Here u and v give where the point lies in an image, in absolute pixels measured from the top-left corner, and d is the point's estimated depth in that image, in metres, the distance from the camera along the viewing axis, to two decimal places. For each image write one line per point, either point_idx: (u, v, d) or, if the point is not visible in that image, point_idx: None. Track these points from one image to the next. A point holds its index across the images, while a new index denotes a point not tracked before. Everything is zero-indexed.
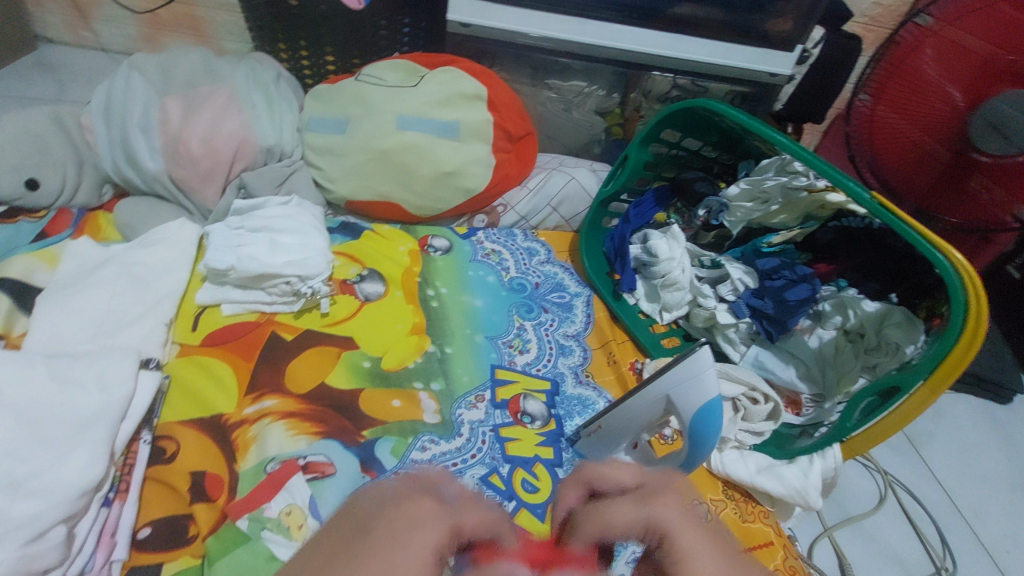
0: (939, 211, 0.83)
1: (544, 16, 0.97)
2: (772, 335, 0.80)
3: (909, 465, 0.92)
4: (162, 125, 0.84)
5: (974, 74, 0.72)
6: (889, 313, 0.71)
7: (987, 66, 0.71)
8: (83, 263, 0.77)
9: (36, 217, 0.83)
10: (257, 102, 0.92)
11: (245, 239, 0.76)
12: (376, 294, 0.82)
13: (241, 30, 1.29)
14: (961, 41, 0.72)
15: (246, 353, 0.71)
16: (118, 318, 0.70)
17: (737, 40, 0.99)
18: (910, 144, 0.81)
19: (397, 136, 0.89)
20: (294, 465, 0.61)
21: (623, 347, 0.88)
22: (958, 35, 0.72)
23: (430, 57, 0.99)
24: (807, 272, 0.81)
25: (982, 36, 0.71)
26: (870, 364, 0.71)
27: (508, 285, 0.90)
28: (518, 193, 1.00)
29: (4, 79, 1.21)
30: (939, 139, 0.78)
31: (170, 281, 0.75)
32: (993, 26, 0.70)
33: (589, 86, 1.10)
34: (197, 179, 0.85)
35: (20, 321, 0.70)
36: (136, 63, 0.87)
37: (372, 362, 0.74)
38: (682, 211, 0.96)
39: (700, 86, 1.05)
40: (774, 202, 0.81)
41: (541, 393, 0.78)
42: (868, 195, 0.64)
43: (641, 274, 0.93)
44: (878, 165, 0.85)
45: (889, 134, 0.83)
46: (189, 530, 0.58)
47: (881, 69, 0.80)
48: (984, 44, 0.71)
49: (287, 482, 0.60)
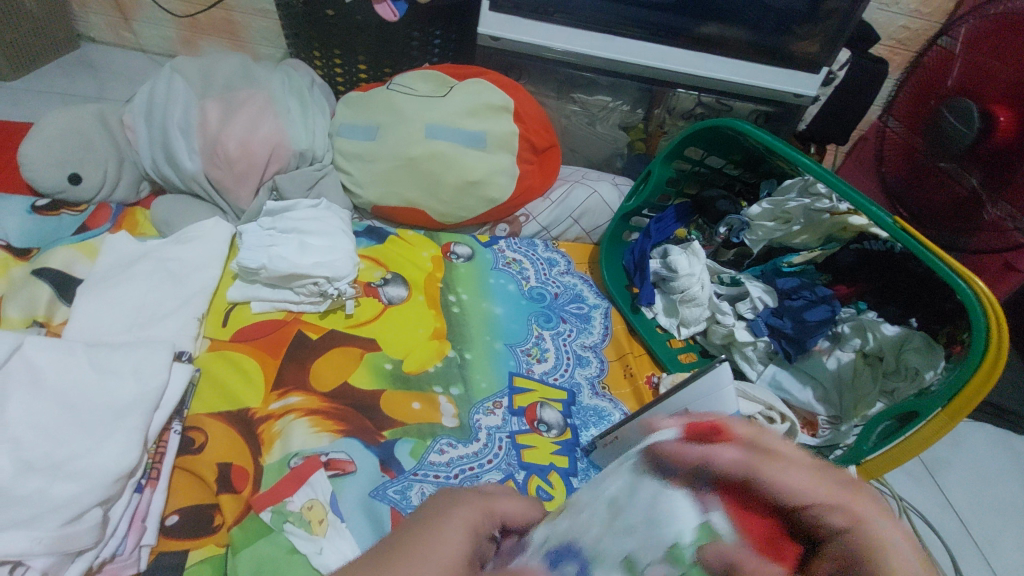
0: (965, 238, 0.82)
1: (572, 32, 0.99)
2: (790, 354, 0.80)
3: (924, 492, 0.91)
4: (201, 127, 0.87)
5: (986, 93, 0.76)
6: (908, 337, 0.72)
7: (999, 85, 0.75)
8: (119, 255, 0.80)
9: (78, 211, 0.88)
10: (292, 107, 0.95)
11: (276, 240, 0.79)
12: (399, 299, 0.84)
13: (275, 36, 1.32)
14: (974, 62, 0.78)
15: (273, 350, 0.73)
16: (155, 311, 0.73)
17: (764, 60, 0.99)
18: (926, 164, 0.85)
19: (425, 145, 0.91)
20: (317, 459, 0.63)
21: (640, 360, 0.89)
22: (973, 57, 0.78)
23: (459, 68, 1.01)
24: (827, 293, 0.81)
25: (993, 56, 0.76)
26: (889, 388, 0.72)
27: (528, 294, 0.91)
28: (541, 204, 1.02)
29: (49, 76, 1.26)
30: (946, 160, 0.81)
31: (204, 277, 0.78)
32: (1006, 47, 0.74)
33: (614, 101, 1.12)
34: (232, 180, 0.87)
35: (60, 310, 0.74)
36: (177, 66, 0.91)
37: (394, 365, 0.76)
38: (703, 228, 0.96)
39: (725, 104, 1.07)
40: (797, 222, 0.83)
41: (558, 402, 0.79)
42: (890, 219, 0.64)
43: (660, 289, 0.94)
44: (908, 188, 0.89)
45: (913, 156, 0.87)
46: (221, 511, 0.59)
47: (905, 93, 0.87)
48: (993, 64, 0.76)
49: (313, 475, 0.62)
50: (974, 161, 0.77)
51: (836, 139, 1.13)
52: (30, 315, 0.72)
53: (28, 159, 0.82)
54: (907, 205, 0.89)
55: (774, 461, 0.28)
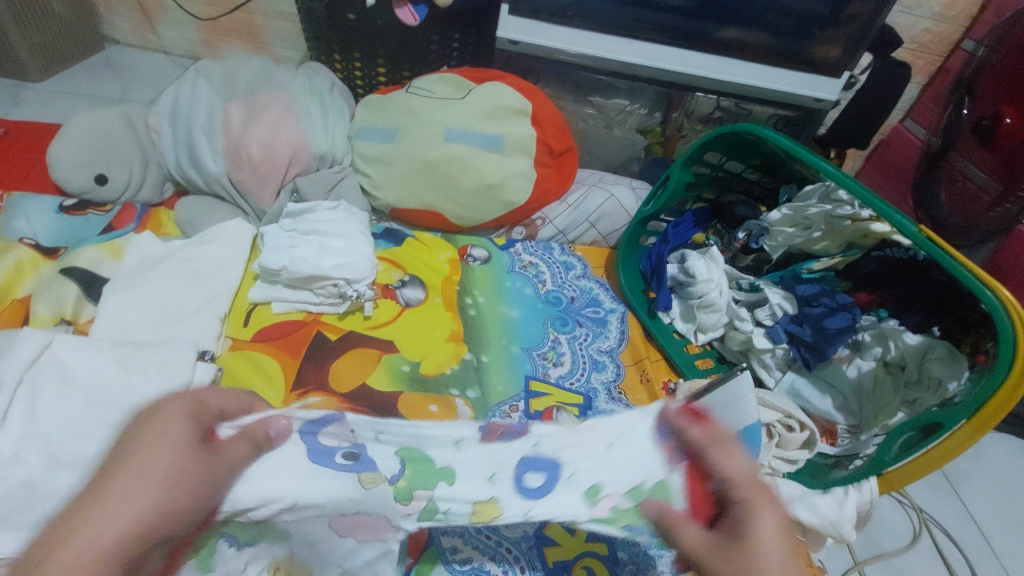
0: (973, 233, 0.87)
1: (590, 36, 0.99)
2: (809, 362, 0.79)
3: (943, 503, 0.90)
4: (224, 130, 0.88)
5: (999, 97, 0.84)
6: (931, 346, 0.70)
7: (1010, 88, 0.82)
8: (144, 256, 0.81)
9: (104, 211, 0.89)
10: (312, 110, 0.96)
11: (297, 241, 0.80)
12: (417, 300, 0.85)
13: (295, 38, 1.34)
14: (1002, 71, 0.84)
15: (293, 350, 0.75)
16: (177, 311, 0.74)
17: (783, 64, 0.99)
18: (958, 168, 0.90)
19: (444, 148, 0.91)
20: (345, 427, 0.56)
21: (657, 366, 0.89)
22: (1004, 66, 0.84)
23: (477, 72, 1.02)
24: (847, 300, 0.80)
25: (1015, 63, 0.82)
26: (910, 398, 0.71)
27: (544, 298, 0.91)
28: (557, 207, 1.02)
29: (75, 78, 1.29)
30: (973, 163, 0.87)
31: (226, 278, 0.79)
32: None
33: (632, 104, 1.12)
34: (254, 182, 0.88)
35: (87, 308, 0.75)
36: (201, 70, 0.92)
37: (411, 366, 0.77)
38: (721, 233, 0.96)
39: (744, 108, 1.07)
40: (817, 228, 0.82)
41: (575, 406, 0.79)
42: (915, 228, 0.63)
43: (677, 294, 0.94)
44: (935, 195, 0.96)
45: (941, 164, 0.95)
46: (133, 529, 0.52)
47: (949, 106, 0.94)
48: (1010, 72, 0.82)
49: (333, 461, 0.54)
50: (987, 161, 0.84)
51: (857, 143, 1.12)
52: (57, 312, 0.74)
53: (57, 160, 0.85)
54: (945, 214, 0.93)
55: (720, 446, 0.57)
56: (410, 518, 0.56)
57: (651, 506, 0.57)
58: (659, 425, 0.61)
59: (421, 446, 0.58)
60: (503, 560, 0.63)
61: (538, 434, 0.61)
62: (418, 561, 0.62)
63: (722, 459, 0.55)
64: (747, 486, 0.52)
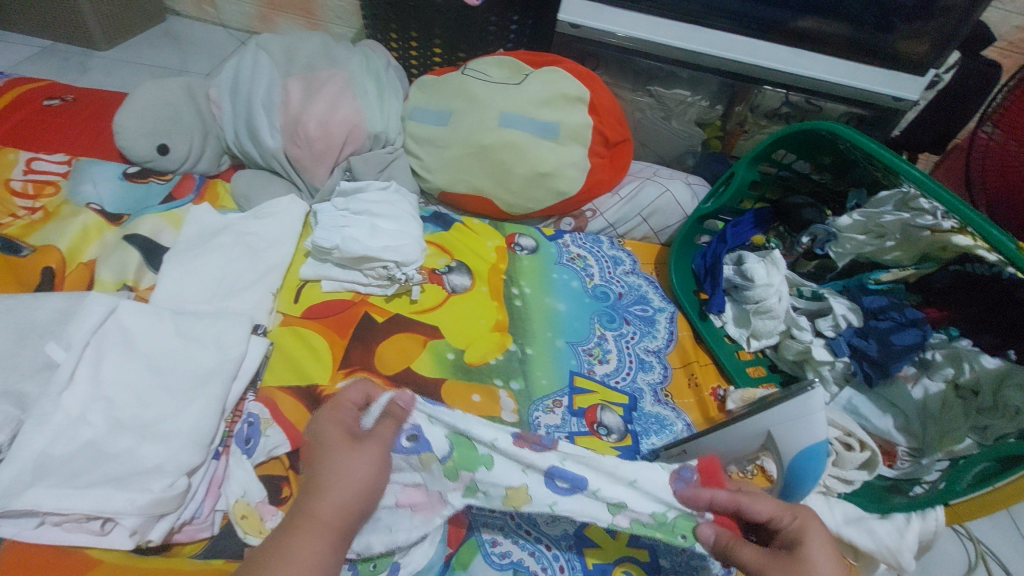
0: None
1: (656, 22, 0.96)
2: (871, 378, 0.76)
3: (1003, 537, 0.84)
4: (284, 106, 0.89)
5: None
6: (1011, 373, 0.64)
7: None
8: (202, 227, 0.82)
9: (165, 179, 0.90)
10: (369, 88, 0.95)
11: (349, 221, 0.80)
12: (463, 287, 0.84)
13: (350, 16, 1.33)
14: None
15: (342, 330, 0.75)
16: (234, 283, 0.76)
17: (866, 61, 0.93)
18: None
19: (498, 133, 0.90)
20: (408, 397, 0.59)
21: (706, 370, 0.86)
22: None
23: (537, 56, 0.99)
24: (918, 315, 0.74)
25: None
26: (981, 424, 0.66)
27: (591, 292, 0.89)
28: (609, 200, 1.00)
29: (136, 48, 1.32)
30: None
31: (279, 254, 0.80)
32: None
33: (693, 95, 1.06)
34: (310, 159, 0.89)
35: (147, 276, 0.78)
36: (263, 44, 0.93)
37: (456, 354, 0.76)
38: (783, 236, 0.92)
39: (814, 104, 0.99)
40: (891, 237, 0.77)
41: (619, 406, 0.77)
42: (1015, 245, 0.59)
43: (731, 296, 0.91)
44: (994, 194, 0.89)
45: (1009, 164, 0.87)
46: (238, 530, 0.58)
47: (1011, 100, 0.87)
48: None
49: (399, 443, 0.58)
50: None
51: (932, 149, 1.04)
52: (120, 278, 0.76)
53: (123, 128, 0.87)
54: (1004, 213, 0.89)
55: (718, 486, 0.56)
56: (456, 493, 0.58)
57: (705, 530, 0.54)
58: (681, 469, 0.58)
59: (466, 432, 0.58)
60: (543, 556, 0.62)
61: (566, 451, 0.58)
62: (458, 551, 0.62)
63: (754, 503, 0.52)
64: (796, 514, 0.51)
